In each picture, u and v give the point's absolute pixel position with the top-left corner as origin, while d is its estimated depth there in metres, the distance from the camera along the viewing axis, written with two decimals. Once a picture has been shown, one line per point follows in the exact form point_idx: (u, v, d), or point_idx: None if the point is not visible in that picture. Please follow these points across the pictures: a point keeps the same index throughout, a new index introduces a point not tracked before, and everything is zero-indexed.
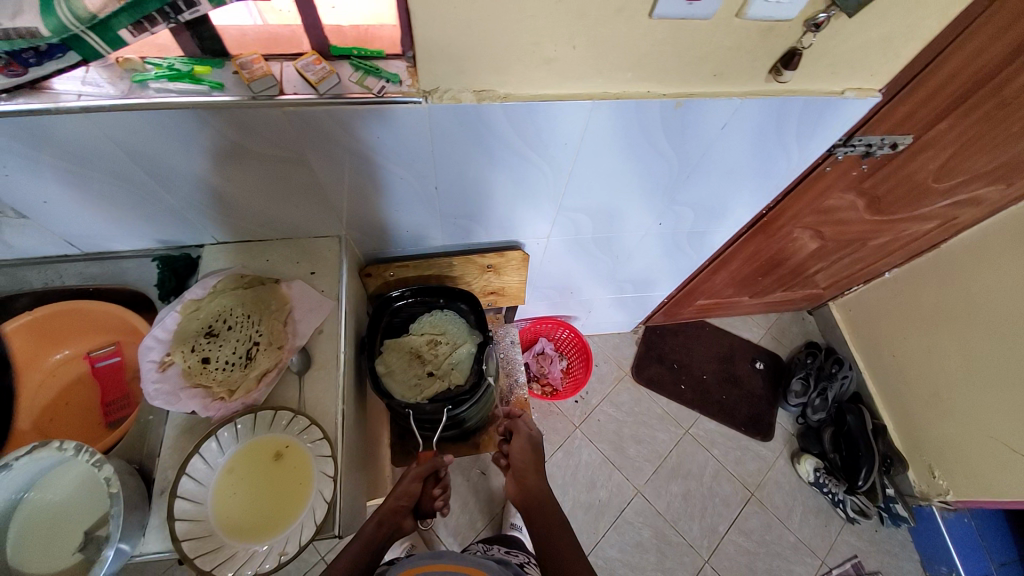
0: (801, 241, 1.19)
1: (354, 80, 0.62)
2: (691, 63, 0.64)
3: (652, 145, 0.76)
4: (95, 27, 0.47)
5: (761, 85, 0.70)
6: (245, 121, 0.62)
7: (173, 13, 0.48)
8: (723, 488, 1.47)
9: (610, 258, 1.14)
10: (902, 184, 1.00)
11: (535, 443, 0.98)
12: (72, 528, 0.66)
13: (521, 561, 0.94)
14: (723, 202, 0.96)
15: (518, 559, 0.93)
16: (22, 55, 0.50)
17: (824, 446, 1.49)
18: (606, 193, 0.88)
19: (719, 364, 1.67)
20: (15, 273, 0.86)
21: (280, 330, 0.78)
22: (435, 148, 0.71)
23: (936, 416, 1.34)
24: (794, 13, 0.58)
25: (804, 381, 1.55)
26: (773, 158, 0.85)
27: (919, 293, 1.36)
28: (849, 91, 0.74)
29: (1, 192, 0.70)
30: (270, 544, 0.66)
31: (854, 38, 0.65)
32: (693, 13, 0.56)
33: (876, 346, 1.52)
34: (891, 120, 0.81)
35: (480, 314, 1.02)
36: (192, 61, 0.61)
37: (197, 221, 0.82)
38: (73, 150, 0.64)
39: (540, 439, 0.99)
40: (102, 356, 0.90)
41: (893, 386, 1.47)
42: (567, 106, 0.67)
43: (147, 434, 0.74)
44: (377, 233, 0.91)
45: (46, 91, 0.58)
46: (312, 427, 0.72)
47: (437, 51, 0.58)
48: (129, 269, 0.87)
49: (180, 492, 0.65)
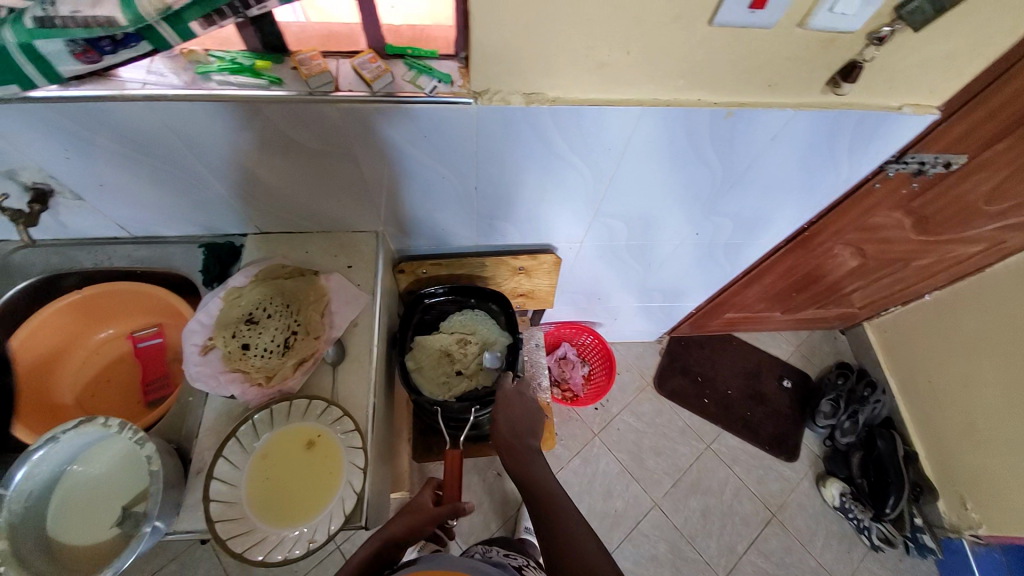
0: (841, 258, 1.16)
1: (408, 79, 0.63)
2: (745, 73, 0.64)
3: (698, 155, 0.76)
4: (168, 19, 0.49)
5: (816, 97, 0.68)
6: (298, 115, 0.63)
7: (241, 8, 0.50)
8: (743, 506, 1.44)
9: (642, 266, 1.13)
10: (951, 205, 0.97)
11: (515, 408, 0.87)
12: (112, 502, 0.69)
13: (521, 563, 0.92)
14: (764, 215, 0.94)
15: (517, 561, 0.93)
16: (99, 43, 0.52)
17: (851, 470, 1.45)
18: (646, 201, 0.87)
19: (745, 380, 1.64)
20: (66, 253, 0.88)
21: (317, 321, 0.80)
22: (479, 148, 0.71)
23: (970, 447, 1.29)
24: (857, 25, 0.57)
25: (833, 403, 1.50)
26: (821, 171, 0.82)
27: (960, 317, 1.31)
28: (907, 107, 0.71)
29: (62, 175, 0.73)
30: (299, 530, 0.66)
31: (918, 54, 0.63)
32: (754, 22, 0.56)
33: (911, 370, 1.47)
34: (946, 139, 0.78)
35: (511, 315, 1.02)
36: (254, 55, 0.63)
37: (243, 211, 0.84)
38: (133, 137, 0.66)
39: (527, 402, 0.89)
40: (145, 337, 0.93)
41: (927, 412, 1.42)
42: (616, 112, 0.66)
43: (185, 416, 0.76)
44: (415, 230, 0.92)
45: (113, 79, 0.61)
46: (345, 418, 0.73)
47: (491, 53, 0.59)
48: (174, 255, 0.90)
49: (216, 473, 0.68)
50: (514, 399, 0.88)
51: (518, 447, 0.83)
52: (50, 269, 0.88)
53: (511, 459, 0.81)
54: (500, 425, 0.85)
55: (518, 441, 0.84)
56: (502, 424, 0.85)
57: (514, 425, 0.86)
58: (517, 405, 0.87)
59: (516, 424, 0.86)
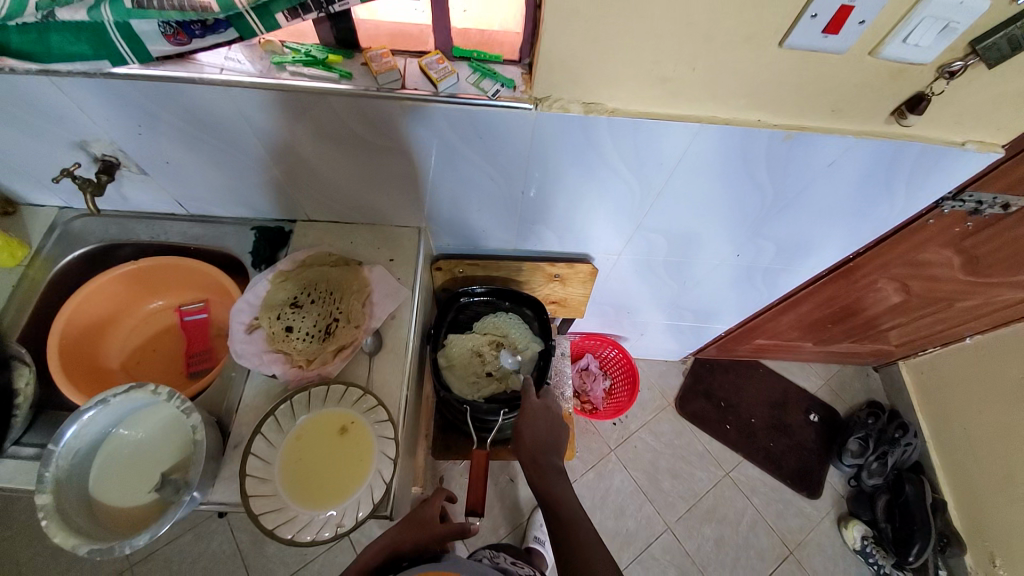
0: (883, 293, 1.14)
1: (471, 81, 0.64)
2: (810, 97, 0.63)
3: (751, 174, 0.75)
4: (257, 10, 0.51)
5: (879, 126, 0.68)
6: (364, 109, 0.66)
7: (326, 4, 0.52)
8: (759, 540, 1.40)
9: (677, 284, 1.12)
10: (1006, 248, 0.93)
11: (538, 424, 0.86)
12: (151, 469, 0.71)
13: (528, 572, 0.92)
14: (810, 241, 0.92)
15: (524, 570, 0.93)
16: (190, 26, 0.54)
17: (875, 514, 1.41)
18: (691, 218, 0.87)
19: (769, 410, 1.60)
20: (125, 225, 0.93)
21: (359, 310, 0.81)
22: (532, 153, 0.73)
23: (1005, 500, 1.24)
24: (931, 58, 0.57)
25: (862, 442, 1.45)
26: (875, 201, 0.81)
27: (1004, 365, 1.25)
28: (970, 144, 0.70)
29: (133, 149, 0.77)
30: (328, 512, 0.68)
31: (989, 91, 0.62)
32: (825, 47, 0.56)
33: (947, 414, 1.42)
34: (1008, 178, 0.76)
35: (544, 321, 1.02)
36: (326, 49, 0.65)
37: (295, 198, 0.87)
38: (205, 119, 0.70)
39: (551, 418, 0.87)
40: (191, 311, 0.97)
41: (961, 460, 1.37)
42: (674, 127, 0.67)
43: (226, 390, 0.78)
44: (456, 230, 0.94)
45: (192, 62, 0.64)
46: (378, 407, 0.74)
47: (557, 62, 0.60)
48: (226, 235, 0.93)
49: (253, 449, 0.70)
50: (538, 414, 0.86)
51: (542, 463, 0.82)
52: (107, 238, 0.92)
53: (535, 470, 0.82)
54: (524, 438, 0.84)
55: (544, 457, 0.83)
56: (525, 441, 0.84)
57: (538, 441, 0.84)
58: (542, 420, 0.86)
59: (540, 438, 0.85)
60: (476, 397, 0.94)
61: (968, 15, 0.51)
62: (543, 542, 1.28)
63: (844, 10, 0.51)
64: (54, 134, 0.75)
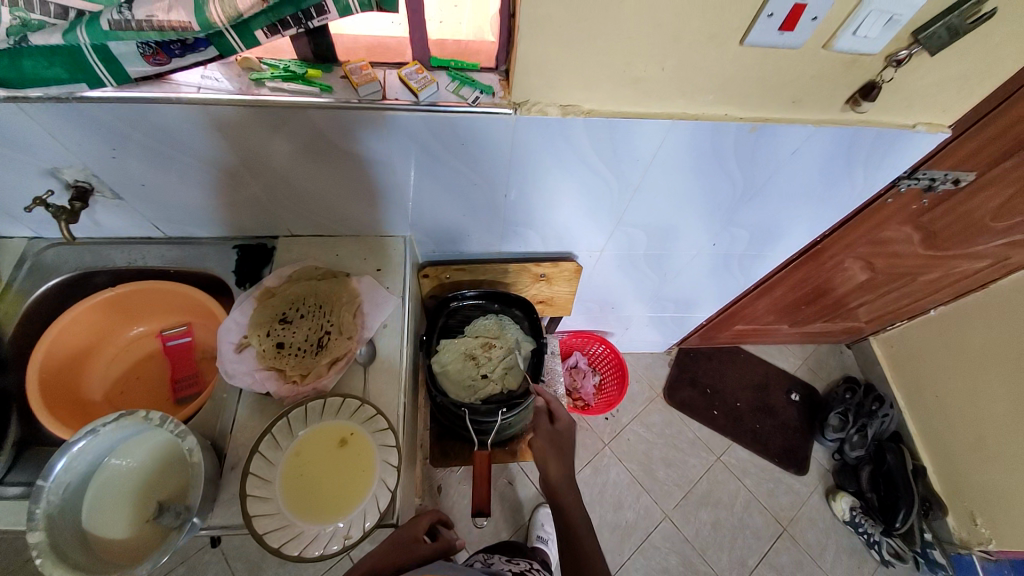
0: (851, 271, 1.20)
1: (450, 89, 0.66)
2: (772, 90, 0.67)
3: (722, 165, 0.79)
4: (237, 27, 0.52)
5: (836, 114, 0.72)
6: (346, 121, 0.66)
7: (305, 20, 0.53)
8: (754, 520, 1.44)
9: (657, 276, 1.15)
10: (958, 221, 1.00)
11: (559, 435, 0.92)
12: (148, 497, 0.70)
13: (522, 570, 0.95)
14: (781, 226, 0.97)
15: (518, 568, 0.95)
16: (170, 46, 0.54)
17: (861, 485, 1.47)
18: (669, 210, 0.90)
19: (753, 393, 1.66)
20: (99, 251, 0.90)
21: (350, 321, 0.82)
22: (513, 157, 0.75)
23: (981, 461, 1.30)
24: (879, 48, 0.61)
25: (842, 417, 1.52)
26: (838, 184, 0.86)
27: (967, 333, 1.33)
28: (920, 125, 0.75)
29: (109, 174, 0.76)
30: (335, 525, 0.67)
31: (933, 75, 0.67)
32: (783, 42, 0.60)
33: (918, 385, 1.49)
34: (956, 157, 0.82)
35: (534, 320, 1.04)
36: (304, 64, 0.65)
37: (277, 214, 0.87)
38: (181, 138, 0.69)
39: (566, 432, 0.92)
40: (174, 335, 0.95)
41: (935, 427, 1.44)
42: (647, 125, 0.70)
43: (219, 412, 0.77)
44: (441, 237, 0.95)
45: (169, 82, 0.64)
46: (377, 416, 0.74)
47: (534, 68, 0.62)
48: (206, 255, 0.92)
49: (252, 468, 0.69)
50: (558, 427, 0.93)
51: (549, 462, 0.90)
52: (82, 266, 0.89)
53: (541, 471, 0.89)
54: (539, 438, 0.92)
55: (554, 462, 0.89)
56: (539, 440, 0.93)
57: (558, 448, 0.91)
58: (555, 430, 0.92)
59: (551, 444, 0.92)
60: (477, 395, 0.96)
61: (909, 8, 0.56)
62: (547, 541, 1.28)
63: (797, 7, 0.55)
64: (22, 162, 0.73)
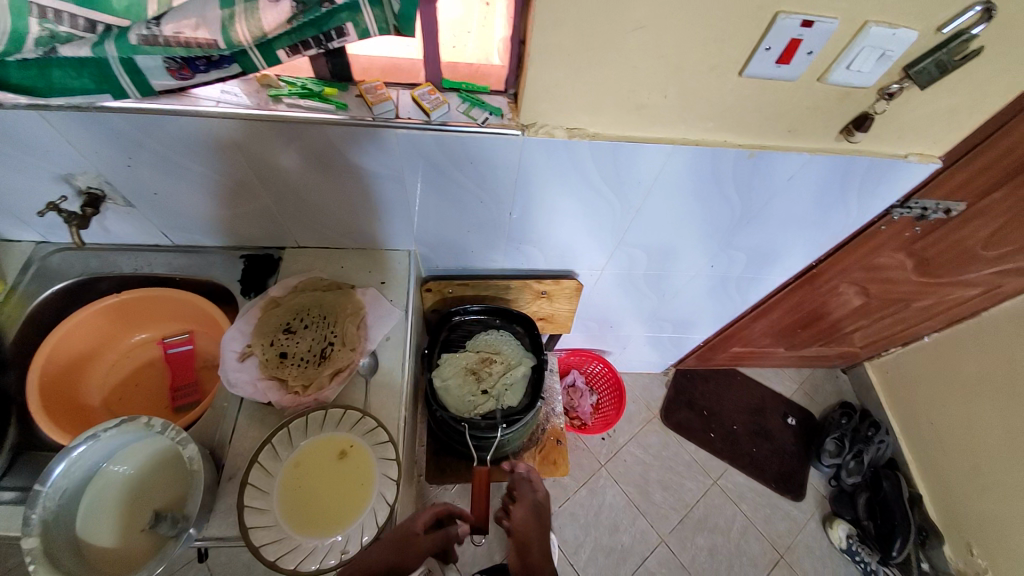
0: (846, 296, 1.22)
1: (461, 110, 0.68)
2: (770, 119, 0.70)
3: (721, 190, 0.81)
4: (260, 46, 0.54)
5: (831, 143, 0.75)
6: (358, 137, 0.68)
7: (325, 41, 0.55)
8: (751, 546, 1.43)
9: (656, 296, 1.17)
10: (952, 248, 1.02)
11: (543, 509, 0.85)
12: (144, 505, 0.69)
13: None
14: (776, 250, 0.99)
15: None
16: (195, 62, 0.56)
17: (857, 513, 1.46)
18: (668, 233, 0.92)
19: (750, 416, 1.66)
20: (107, 258, 0.91)
21: (353, 333, 0.82)
22: (518, 176, 0.77)
23: (975, 489, 1.31)
24: (871, 81, 0.64)
25: (838, 442, 1.53)
26: (832, 211, 0.88)
27: (960, 361, 1.35)
28: (912, 156, 0.78)
29: (122, 181, 0.77)
30: (332, 539, 0.67)
31: (923, 109, 0.70)
32: (781, 74, 0.62)
33: (912, 412, 1.50)
34: (946, 187, 0.85)
35: (535, 336, 1.05)
36: (321, 82, 0.68)
37: (285, 225, 0.88)
38: (197, 148, 0.71)
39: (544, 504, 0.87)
40: (175, 343, 0.95)
41: (929, 454, 1.44)
42: (649, 149, 0.72)
43: (218, 421, 0.77)
44: (446, 252, 0.96)
45: (188, 96, 0.66)
46: (378, 429, 0.75)
47: (543, 91, 0.65)
48: (212, 264, 0.93)
49: (251, 479, 0.69)
50: (540, 497, 0.86)
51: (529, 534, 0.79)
52: (89, 271, 0.90)
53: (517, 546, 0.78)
54: (522, 507, 0.83)
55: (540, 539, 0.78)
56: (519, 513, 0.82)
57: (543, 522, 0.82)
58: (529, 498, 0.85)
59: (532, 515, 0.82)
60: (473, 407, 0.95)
61: (899, 45, 0.59)
62: None
63: (794, 42, 0.58)
64: (40, 168, 0.74)
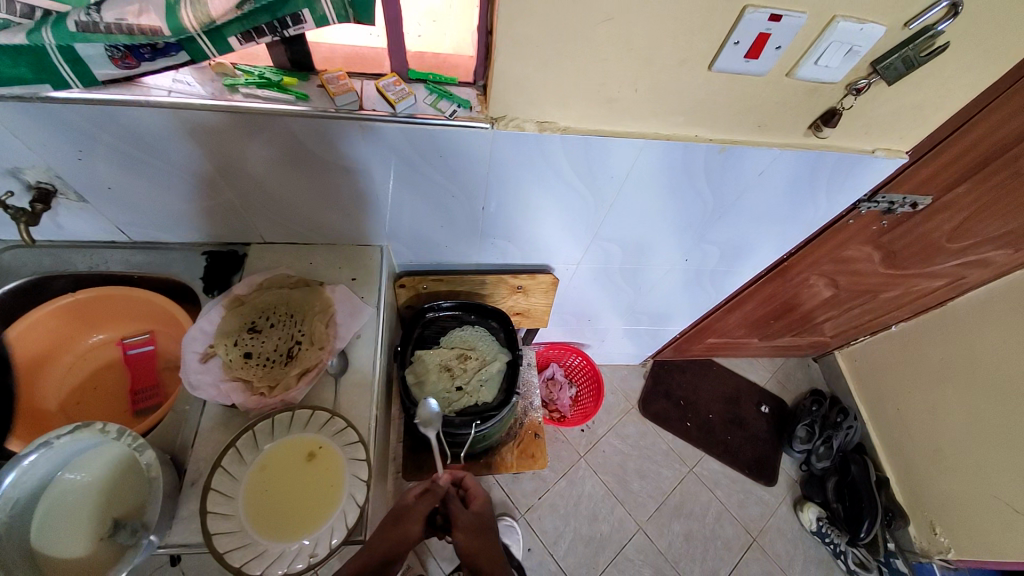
0: (816, 288, 1.24)
1: (428, 102, 0.66)
2: (740, 114, 0.70)
3: (693, 185, 0.81)
4: (209, 33, 0.51)
5: (800, 139, 0.75)
6: (321, 131, 0.66)
7: (280, 28, 0.53)
8: (726, 531, 1.46)
9: (632, 289, 1.17)
10: (917, 241, 1.04)
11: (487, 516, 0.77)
12: (102, 513, 0.66)
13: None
14: (748, 243, 1.00)
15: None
16: (139, 50, 0.52)
17: (826, 495, 1.50)
18: (642, 227, 0.92)
19: (725, 405, 1.69)
20: (60, 255, 0.87)
21: (321, 331, 0.80)
22: (490, 170, 0.75)
23: (939, 472, 1.36)
24: (839, 77, 0.64)
25: (808, 429, 1.56)
26: (802, 206, 0.89)
27: (925, 349, 1.39)
28: (879, 151, 0.79)
29: (72, 175, 0.73)
30: (300, 543, 0.66)
31: (890, 105, 0.71)
32: (749, 69, 0.62)
33: (880, 399, 1.54)
34: (913, 181, 0.86)
35: (510, 332, 1.04)
36: (280, 71, 0.65)
37: (250, 220, 0.85)
38: (152, 140, 0.67)
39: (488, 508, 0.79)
40: (135, 343, 0.91)
41: (896, 440, 1.49)
42: (621, 143, 0.71)
43: (181, 425, 0.74)
44: (418, 247, 0.94)
45: (138, 85, 0.62)
46: (348, 429, 0.73)
47: (511, 83, 0.63)
48: (173, 261, 0.89)
49: (214, 484, 0.68)
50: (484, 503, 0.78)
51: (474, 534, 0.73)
52: (41, 270, 0.85)
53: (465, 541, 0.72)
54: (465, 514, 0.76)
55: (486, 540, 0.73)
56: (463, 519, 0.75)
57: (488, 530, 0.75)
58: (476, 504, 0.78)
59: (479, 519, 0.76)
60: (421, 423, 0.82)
61: (866, 40, 0.59)
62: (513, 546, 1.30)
63: (761, 37, 0.58)
64: None
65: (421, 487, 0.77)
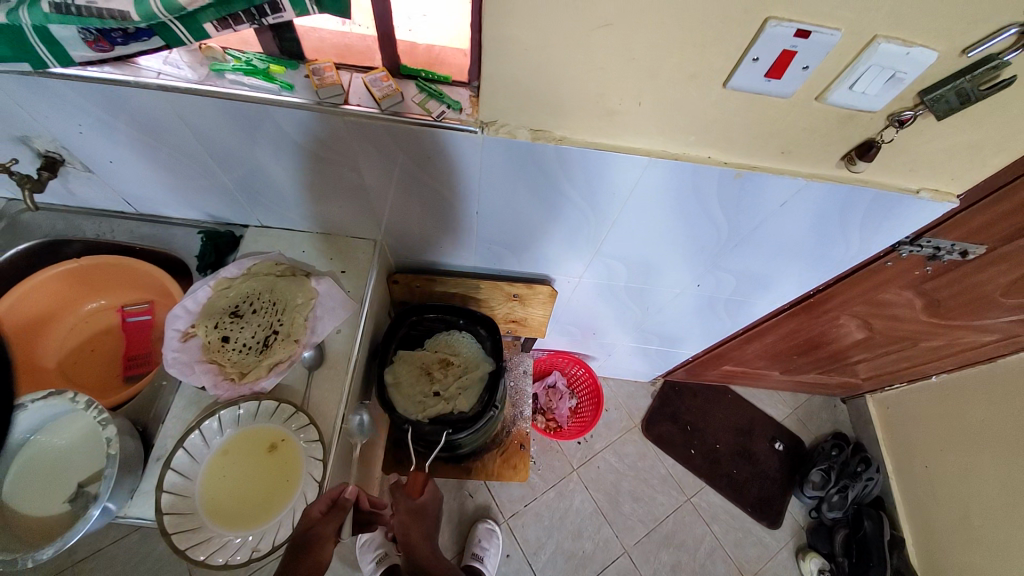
0: (846, 328, 1.13)
1: (417, 101, 0.63)
2: (760, 138, 0.62)
3: (705, 210, 0.75)
4: (183, 18, 0.49)
5: (832, 170, 0.67)
6: (307, 123, 0.64)
7: (258, 16, 0.50)
8: (717, 568, 1.39)
9: (639, 309, 1.11)
10: (964, 293, 0.93)
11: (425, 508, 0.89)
12: (65, 479, 0.68)
13: None
14: (767, 276, 0.92)
15: None
16: (111, 34, 0.52)
17: (833, 547, 1.40)
18: (647, 248, 0.85)
19: (735, 436, 1.59)
20: (72, 220, 0.90)
21: (300, 322, 0.78)
22: (483, 176, 0.71)
23: (963, 542, 1.23)
24: (880, 106, 0.56)
25: (824, 475, 1.46)
26: (831, 243, 0.81)
27: (966, 406, 1.25)
28: (924, 191, 0.69)
29: (74, 147, 0.74)
30: (243, 537, 0.66)
31: (939, 142, 0.61)
32: (771, 90, 0.55)
33: (909, 452, 1.41)
34: (966, 227, 0.75)
35: (497, 341, 1.00)
36: (269, 59, 0.63)
37: (246, 204, 0.85)
38: (145, 120, 0.67)
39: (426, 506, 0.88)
40: (135, 312, 0.94)
41: (919, 498, 1.36)
42: (623, 158, 0.66)
43: (156, 399, 0.76)
44: (412, 245, 0.92)
45: (131, 64, 0.61)
46: (310, 427, 0.72)
47: (501, 87, 0.58)
48: (175, 236, 0.91)
49: (174, 463, 0.67)
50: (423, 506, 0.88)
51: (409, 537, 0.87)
52: (53, 233, 0.89)
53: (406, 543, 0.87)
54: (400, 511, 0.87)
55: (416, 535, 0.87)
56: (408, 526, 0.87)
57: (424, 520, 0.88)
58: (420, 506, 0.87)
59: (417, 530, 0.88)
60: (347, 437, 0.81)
61: (914, 66, 0.50)
62: (482, 559, 1.28)
63: (786, 54, 0.50)
64: None
65: (328, 501, 0.66)
